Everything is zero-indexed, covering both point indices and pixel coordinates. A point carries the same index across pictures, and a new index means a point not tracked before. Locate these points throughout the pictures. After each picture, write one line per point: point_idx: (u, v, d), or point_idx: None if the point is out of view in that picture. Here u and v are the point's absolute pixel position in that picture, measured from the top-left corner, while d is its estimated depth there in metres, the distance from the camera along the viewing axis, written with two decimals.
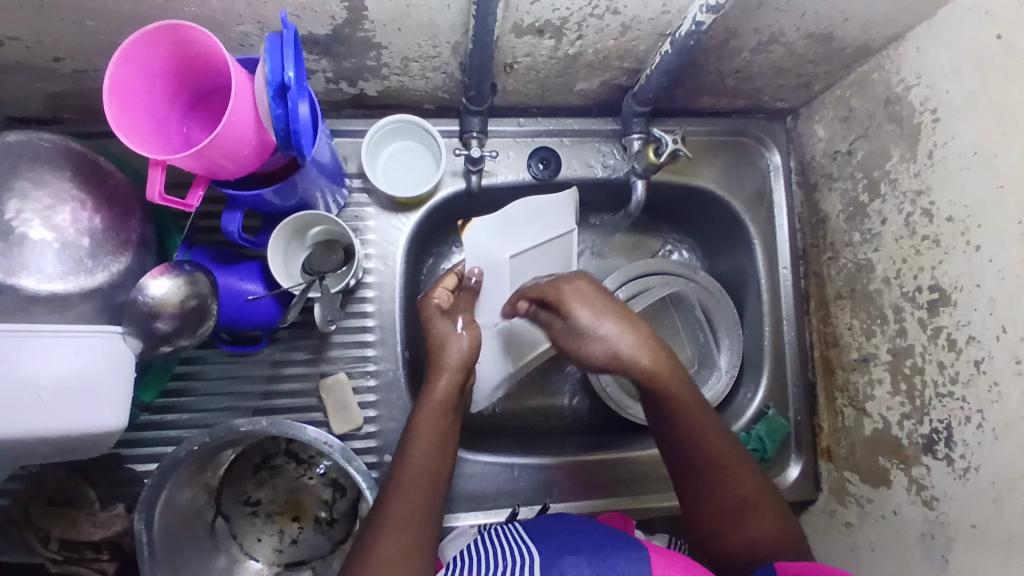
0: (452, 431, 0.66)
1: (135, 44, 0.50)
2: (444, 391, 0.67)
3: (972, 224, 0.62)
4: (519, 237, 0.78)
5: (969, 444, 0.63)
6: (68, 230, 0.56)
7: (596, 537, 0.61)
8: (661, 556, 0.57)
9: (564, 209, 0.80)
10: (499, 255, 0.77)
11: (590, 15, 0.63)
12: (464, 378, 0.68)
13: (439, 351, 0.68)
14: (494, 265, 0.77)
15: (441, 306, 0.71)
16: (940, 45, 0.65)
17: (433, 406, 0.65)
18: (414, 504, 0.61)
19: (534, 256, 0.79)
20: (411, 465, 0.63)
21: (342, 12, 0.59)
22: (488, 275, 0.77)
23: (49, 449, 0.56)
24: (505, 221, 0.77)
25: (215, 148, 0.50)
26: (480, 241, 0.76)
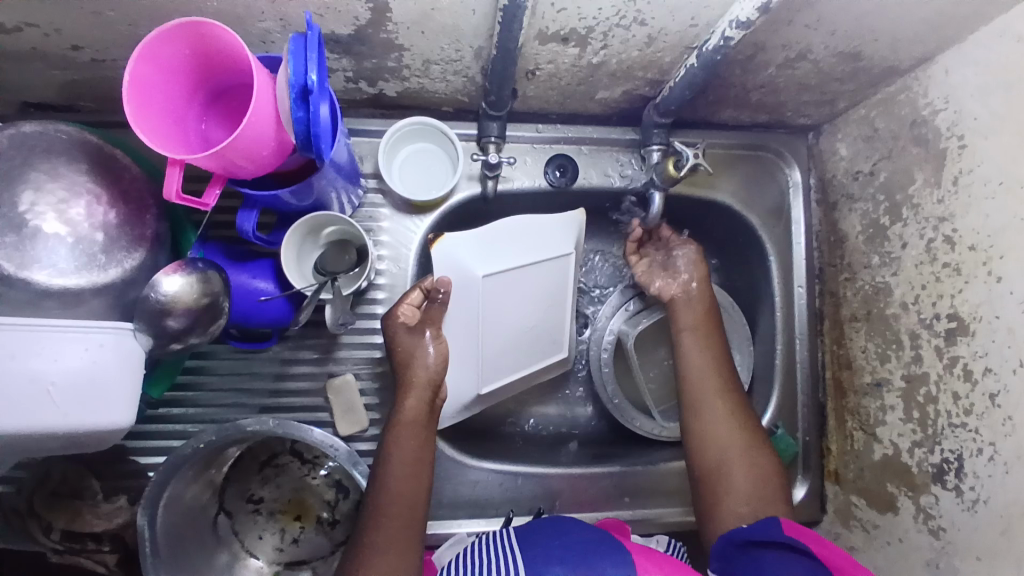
0: (427, 448, 0.67)
1: (157, 40, 0.49)
2: (413, 409, 0.67)
3: (995, 254, 0.61)
4: (498, 256, 0.72)
5: (980, 476, 0.62)
6: (82, 224, 0.56)
7: (582, 539, 0.61)
8: (647, 559, 0.57)
9: (565, 231, 0.78)
10: (472, 273, 0.71)
11: (616, 26, 0.62)
12: (432, 394, 0.69)
13: (406, 371, 0.69)
14: (466, 283, 0.71)
15: (408, 324, 0.68)
16: (971, 70, 0.64)
17: (405, 427, 0.66)
18: (397, 524, 0.63)
19: (514, 278, 0.74)
20: (389, 488, 0.64)
21: (365, 13, 0.58)
22: (459, 292, 0.71)
23: (57, 444, 0.55)
24: (484, 239, 0.72)
25: (234, 149, 0.50)
26: (455, 255, 0.70)
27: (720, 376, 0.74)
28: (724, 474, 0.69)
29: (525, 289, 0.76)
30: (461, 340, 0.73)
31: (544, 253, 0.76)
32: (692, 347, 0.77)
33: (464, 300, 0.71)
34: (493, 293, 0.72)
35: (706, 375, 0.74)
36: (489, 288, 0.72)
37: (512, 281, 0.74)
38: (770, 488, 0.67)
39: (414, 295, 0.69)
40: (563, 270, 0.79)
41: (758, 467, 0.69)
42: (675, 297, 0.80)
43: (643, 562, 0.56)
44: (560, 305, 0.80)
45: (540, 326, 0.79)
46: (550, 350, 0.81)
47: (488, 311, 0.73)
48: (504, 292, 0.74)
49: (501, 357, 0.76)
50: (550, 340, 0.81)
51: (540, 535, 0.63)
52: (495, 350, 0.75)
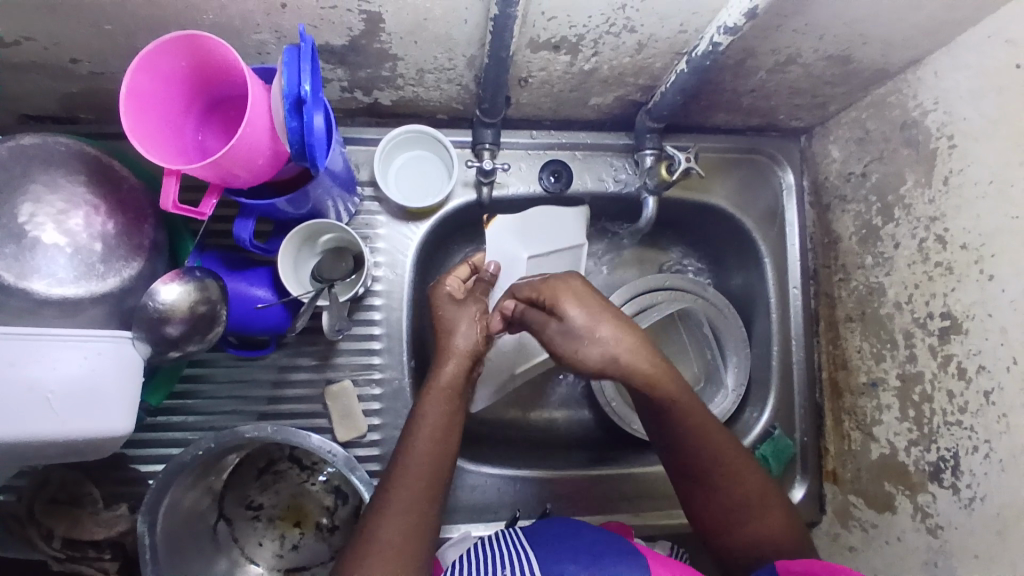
0: (457, 418, 0.66)
1: (154, 53, 0.50)
2: (450, 376, 0.67)
3: (986, 252, 0.62)
4: (538, 239, 0.82)
5: (975, 474, 0.62)
6: (81, 234, 0.57)
7: (591, 543, 0.61)
8: (661, 564, 0.57)
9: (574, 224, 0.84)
10: (516, 252, 0.81)
11: (607, 33, 0.62)
12: (471, 365, 0.69)
13: (448, 337, 0.69)
14: (511, 262, 0.81)
15: (454, 295, 0.72)
16: (959, 72, 0.64)
17: (440, 392, 0.66)
18: (418, 487, 0.62)
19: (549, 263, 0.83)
20: (415, 447, 0.63)
21: (359, 24, 0.59)
22: (504, 270, 0.81)
23: (56, 451, 0.56)
24: (525, 225, 0.82)
25: (231, 158, 0.50)
26: (501, 236, 0.81)
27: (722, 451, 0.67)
28: (728, 543, 0.66)
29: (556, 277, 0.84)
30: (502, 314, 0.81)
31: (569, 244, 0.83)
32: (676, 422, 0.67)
33: (507, 276, 0.81)
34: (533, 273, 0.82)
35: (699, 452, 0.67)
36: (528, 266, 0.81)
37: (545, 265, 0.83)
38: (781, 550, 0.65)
39: (462, 269, 0.75)
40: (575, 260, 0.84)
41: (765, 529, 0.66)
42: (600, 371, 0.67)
43: (655, 565, 0.56)
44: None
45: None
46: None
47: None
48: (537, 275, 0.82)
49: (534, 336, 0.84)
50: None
51: (550, 538, 0.63)
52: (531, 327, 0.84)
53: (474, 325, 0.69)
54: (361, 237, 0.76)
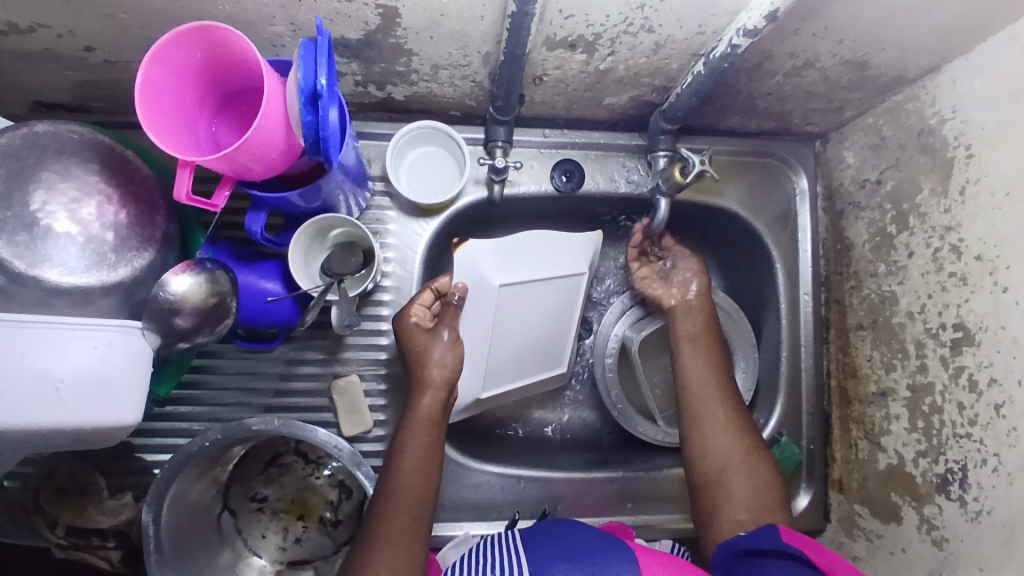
0: (437, 448, 0.67)
1: (169, 44, 0.50)
2: (428, 408, 0.68)
3: (1001, 264, 0.61)
4: (519, 265, 0.74)
5: (984, 487, 0.62)
6: (93, 224, 0.56)
7: (585, 539, 0.62)
8: (653, 559, 0.57)
9: (581, 251, 0.79)
10: (489, 278, 0.72)
11: (624, 33, 0.62)
12: (447, 394, 0.69)
13: (422, 369, 0.69)
14: (483, 286, 0.72)
15: (422, 324, 0.70)
16: (980, 79, 0.63)
17: (420, 424, 0.67)
18: (406, 519, 0.63)
19: (533, 290, 0.75)
20: (398, 480, 0.65)
21: (375, 18, 0.58)
22: (475, 298, 0.73)
23: (64, 440, 0.56)
24: (505, 249, 0.73)
25: (245, 151, 0.50)
26: (474, 261, 0.72)
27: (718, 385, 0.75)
28: (726, 483, 0.68)
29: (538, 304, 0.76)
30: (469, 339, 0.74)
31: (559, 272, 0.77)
32: (691, 358, 0.77)
33: (479, 304, 0.73)
34: (510, 301, 0.74)
35: (708, 387, 0.74)
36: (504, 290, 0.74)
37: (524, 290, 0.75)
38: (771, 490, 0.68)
39: (427, 294, 0.71)
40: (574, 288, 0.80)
41: (757, 477, 0.69)
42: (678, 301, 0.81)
43: (648, 561, 0.56)
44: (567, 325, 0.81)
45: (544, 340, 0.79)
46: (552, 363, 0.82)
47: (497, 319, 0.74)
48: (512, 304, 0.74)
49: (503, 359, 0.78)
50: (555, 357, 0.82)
51: (544, 535, 0.63)
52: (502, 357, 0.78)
53: (448, 352, 0.70)
54: (371, 233, 0.76)
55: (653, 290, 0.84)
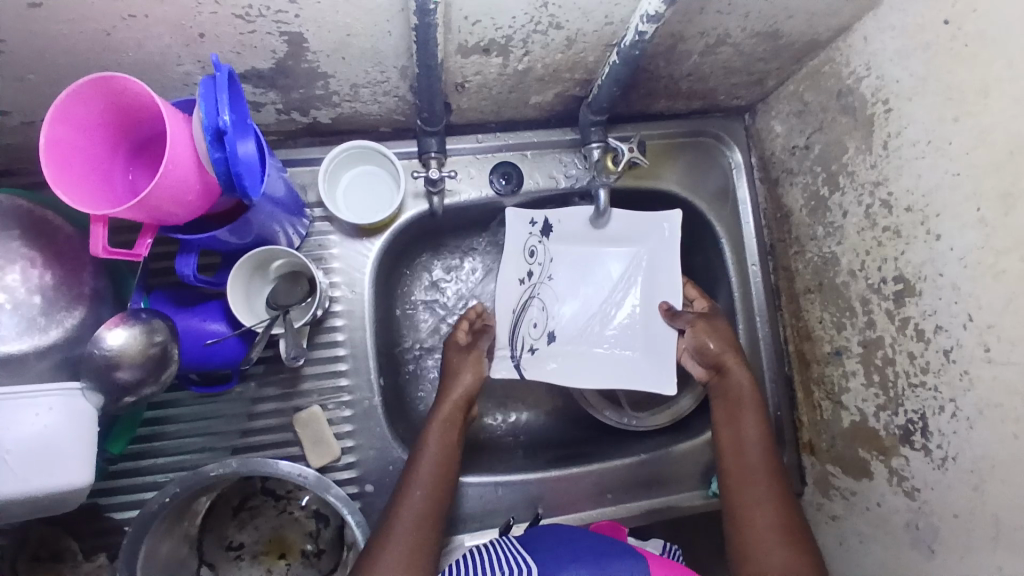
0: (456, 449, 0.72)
1: (67, 99, 0.49)
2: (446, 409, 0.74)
3: (931, 213, 0.63)
4: (599, 259, 0.83)
5: (945, 432, 0.63)
6: (18, 289, 0.57)
7: (581, 545, 0.62)
8: (660, 565, 0.58)
9: (632, 229, 0.81)
10: (582, 263, 0.83)
11: (534, 32, 0.62)
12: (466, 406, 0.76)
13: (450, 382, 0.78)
14: (575, 262, 0.83)
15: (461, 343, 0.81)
16: (887, 35, 0.65)
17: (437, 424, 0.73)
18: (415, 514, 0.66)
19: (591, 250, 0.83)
20: (412, 498, 0.67)
21: (282, 45, 0.58)
22: (565, 266, 0.83)
23: (21, 509, 0.54)
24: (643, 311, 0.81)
25: (158, 197, 0.49)
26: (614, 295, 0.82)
27: (763, 464, 0.70)
28: (759, 558, 0.64)
29: (577, 257, 0.83)
30: (543, 308, 0.83)
31: (611, 266, 0.82)
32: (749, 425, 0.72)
33: (566, 272, 0.83)
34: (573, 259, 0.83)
35: (749, 463, 0.70)
36: (608, 315, 0.81)
37: (615, 268, 0.82)
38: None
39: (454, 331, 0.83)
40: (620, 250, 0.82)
41: (802, 561, 0.63)
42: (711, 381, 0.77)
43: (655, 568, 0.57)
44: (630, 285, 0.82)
45: (625, 342, 0.80)
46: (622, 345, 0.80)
47: (564, 289, 0.83)
48: (572, 267, 0.83)
49: (529, 241, 0.84)
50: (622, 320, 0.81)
51: (541, 544, 0.64)
52: (545, 256, 0.84)
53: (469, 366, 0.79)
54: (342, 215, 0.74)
55: (686, 364, 0.79)
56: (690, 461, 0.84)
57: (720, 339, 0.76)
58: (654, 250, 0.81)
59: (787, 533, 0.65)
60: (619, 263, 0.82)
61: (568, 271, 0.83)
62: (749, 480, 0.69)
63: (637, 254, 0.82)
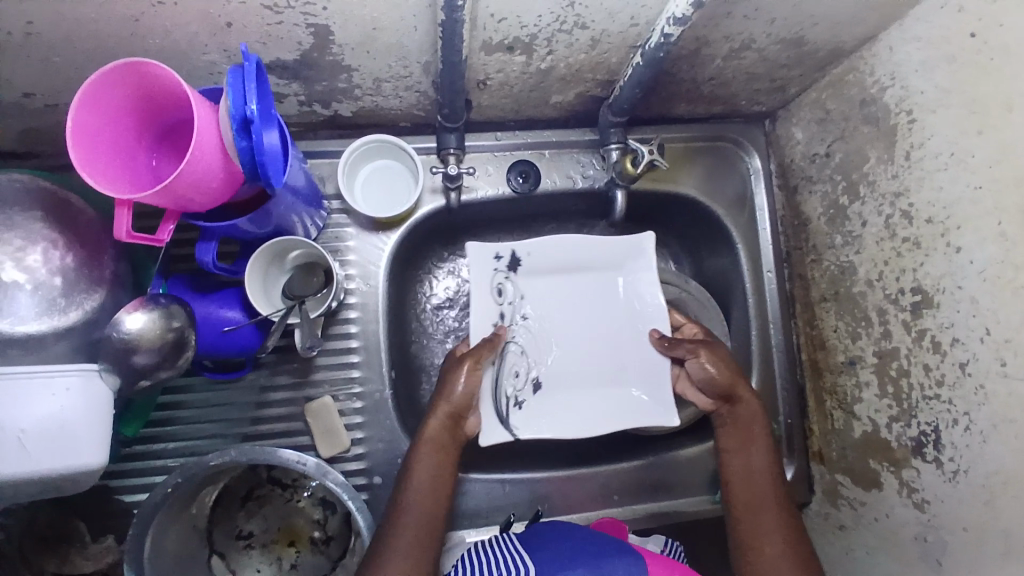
0: (448, 468, 0.69)
1: (96, 85, 0.49)
2: (434, 429, 0.70)
3: (952, 225, 0.62)
4: (574, 291, 0.83)
5: (957, 446, 0.63)
6: (40, 271, 0.58)
7: (584, 543, 0.62)
8: (658, 563, 0.59)
9: (602, 259, 0.81)
10: (551, 300, 0.82)
11: (559, 31, 0.62)
12: (455, 421, 0.71)
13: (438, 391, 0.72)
14: (543, 295, 0.82)
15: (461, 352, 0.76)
16: (912, 46, 0.65)
17: (424, 446, 0.69)
18: (409, 544, 0.63)
19: (563, 283, 0.83)
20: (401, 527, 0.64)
21: (308, 37, 0.58)
22: (537, 306, 0.82)
23: (33, 489, 0.55)
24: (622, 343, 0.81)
25: (182, 183, 0.50)
26: (591, 330, 0.82)
27: (770, 494, 0.69)
28: None
29: (548, 295, 0.82)
30: (523, 353, 0.80)
31: (585, 300, 0.82)
32: (754, 449, 0.72)
33: (541, 313, 0.82)
34: (542, 297, 0.82)
35: (757, 492, 0.70)
36: (592, 351, 0.81)
37: (595, 299, 0.82)
38: None
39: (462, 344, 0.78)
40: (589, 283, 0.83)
41: None
42: (721, 411, 0.75)
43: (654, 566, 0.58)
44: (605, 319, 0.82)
45: (611, 377, 0.81)
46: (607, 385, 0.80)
47: (538, 328, 0.81)
48: (542, 304, 0.82)
49: (496, 280, 0.80)
50: (602, 362, 0.81)
51: (543, 542, 0.63)
52: (515, 294, 0.81)
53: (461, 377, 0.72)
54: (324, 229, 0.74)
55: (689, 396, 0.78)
56: (697, 466, 0.84)
57: (722, 370, 0.73)
58: (636, 276, 0.82)
59: (798, 565, 0.65)
60: (591, 298, 0.82)
61: (540, 310, 0.82)
62: (757, 511, 0.68)
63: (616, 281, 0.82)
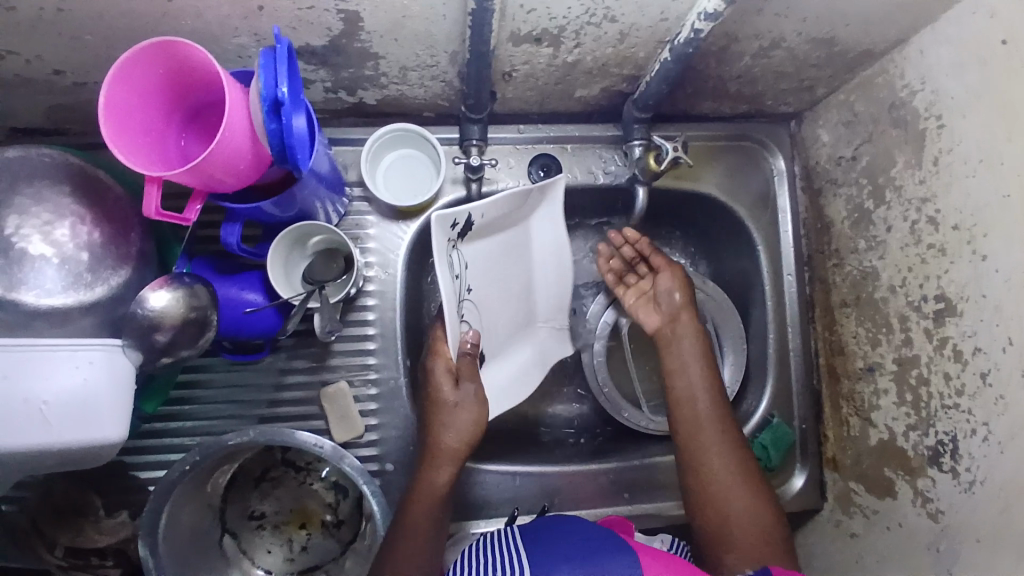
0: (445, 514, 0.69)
1: (129, 62, 0.50)
2: (444, 481, 0.69)
3: (978, 232, 0.61)
4: (493, 243, 0.78)
5: (975, 456, 0.62)
6: (67, 245, 0.57)
7: (586, 540, 0.61)
8: (653, 559, 0.58)
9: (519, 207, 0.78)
10: (477, 254, 0.77)
11: (588, 24, 0.62)
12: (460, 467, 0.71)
13: (446, 438, 0.70)
14: (472, 252, 0.76)
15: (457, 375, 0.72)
16: (944, 49, 0.64)
17: (432, 496, 0.68)
18: None
19: (486, 237, 0.77)
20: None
21: (338, 23, 0.59)
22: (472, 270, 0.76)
23: (54, 460, 0.56)
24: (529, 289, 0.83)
25: (211, 164, 0.50)
26: (510, 283, 0.81)
27: (714, 413, 0.73)
28: (721, 508, 0.68)
29: (473, 254, 0.76)
30: None
31: (504, 251, 0.79)
32: (692, 382, 0.75)
33: (474, 277, 0.77)
34: (476, 262, 0.77)
35: (701, 414, 0.73)
36: (510, 304, 0.81)
37: (509, 255, 0.80)
38: (769, 524, 0.67)
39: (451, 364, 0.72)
40: (503, 232, 0.79)
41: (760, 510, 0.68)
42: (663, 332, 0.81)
43: (651, 563, 0.56)
44: (513, 265, 0.81)
45: (522, 327, 0.83)
46: (518, 335, 0.83)
47: (478, 295, 0.77)
48: (475, 264, 0.77)
49: (449, 252, 0.72)
50: (515, 313, 0.82)
51: (544, 537, 0.62)
52: (460, 264, 0.74)
53: (472, 422, 0.71)
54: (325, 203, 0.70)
55: (639, 314, 0.83)
56: None
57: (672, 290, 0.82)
58: (545, 224, 0.81)
59: (747, 482, 0.69)
60: (507, 250, 0.80)
61: (473, 273, 0.76)
62: (703, 428, 0.72)
63: (525, 229, 0.81)
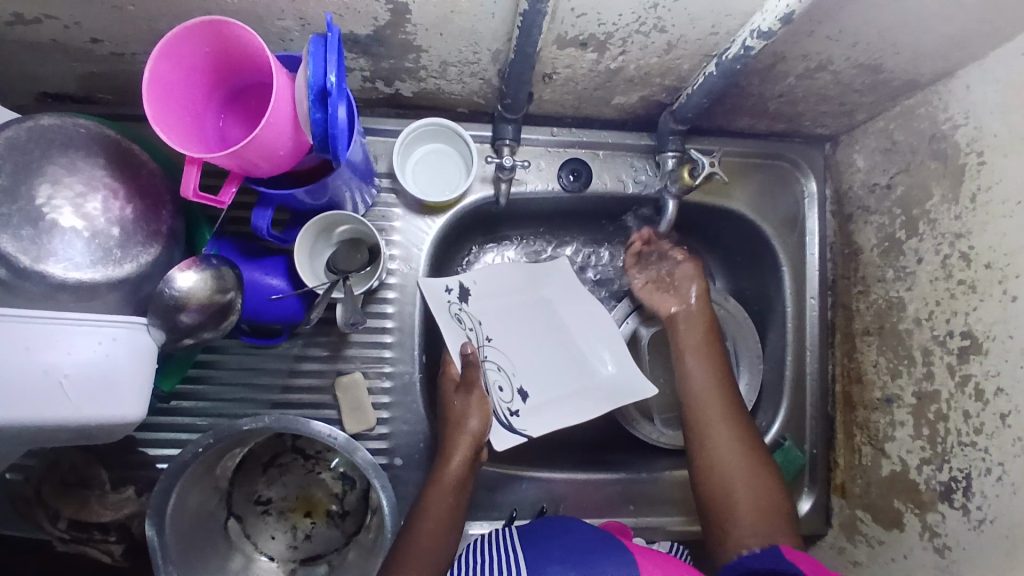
0: (460, 507, 0.68)
1: (177, 39, 0.49)
2: (456, 470, 0.69)
3: (1010, 273, 0.61)
4: (509, 302, 0.82)
5: (987, 496, 0.62)
6: (99, 219, 0.57)
7: (585, 539, 0.60)
8: (648, 559, 0.55)
9: (522, 271, 0.84)
10: (497, 312, 0.81)
11: (636, 32, 0.61)
12: (474, 457, 0.71)
13: (455, 430, 0.71)
14: (489, 312, 0.81)
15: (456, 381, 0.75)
16: (991, 86, 0.63)
17: (444, 485, 0.68)
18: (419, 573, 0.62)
19: (501, 303, 0.82)
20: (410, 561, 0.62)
21: (385, 14, 0.58)
22: (490, 323, 0.81)
23: (67, 434, 0.55)
24: (567, 336, 0.83)
25: (252, 148, 0.50)
26: (542, 333, 0.82)
27: (721, 395, 0.73)
28: (726, 488, 0.67)
29: (494, 317, 0.81)
30: (500, 369, 0.79)
31: (524, 310, 0.83)
32: (692, 365, 0.75)
33: (497, 331, 0.80)
34: (494, 321, 0.81)
35: (709, 394, 0.73)
36: (550, 353, 0.82)
37: (530, 308, 0.83)
38: (776, 508, 0.65)
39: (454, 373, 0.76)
40: (515, 296, 0.83)
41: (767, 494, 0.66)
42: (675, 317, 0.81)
43: (644, 562, 0.54)
44: (541, 320, 0.83)
45: (577, 372, 0.81)
46: (575, 381, 0.81)
47: (502, 343, 0.80)
48: (495, 321, 0.81)
49: (451, 309, 0.78)
50: (562, 363, 0.82)
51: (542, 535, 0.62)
52: (471, 320, 0.80)
53: (475, 412, 0.72)
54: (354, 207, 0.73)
55: (653, 299, 0.83)
56: None
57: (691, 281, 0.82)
58: (552, 280, 0.85)
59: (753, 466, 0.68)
60: (527, 310, 0.83)
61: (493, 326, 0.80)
62: (710, 406, 0.72)
63: (548, 294, 0.84)
